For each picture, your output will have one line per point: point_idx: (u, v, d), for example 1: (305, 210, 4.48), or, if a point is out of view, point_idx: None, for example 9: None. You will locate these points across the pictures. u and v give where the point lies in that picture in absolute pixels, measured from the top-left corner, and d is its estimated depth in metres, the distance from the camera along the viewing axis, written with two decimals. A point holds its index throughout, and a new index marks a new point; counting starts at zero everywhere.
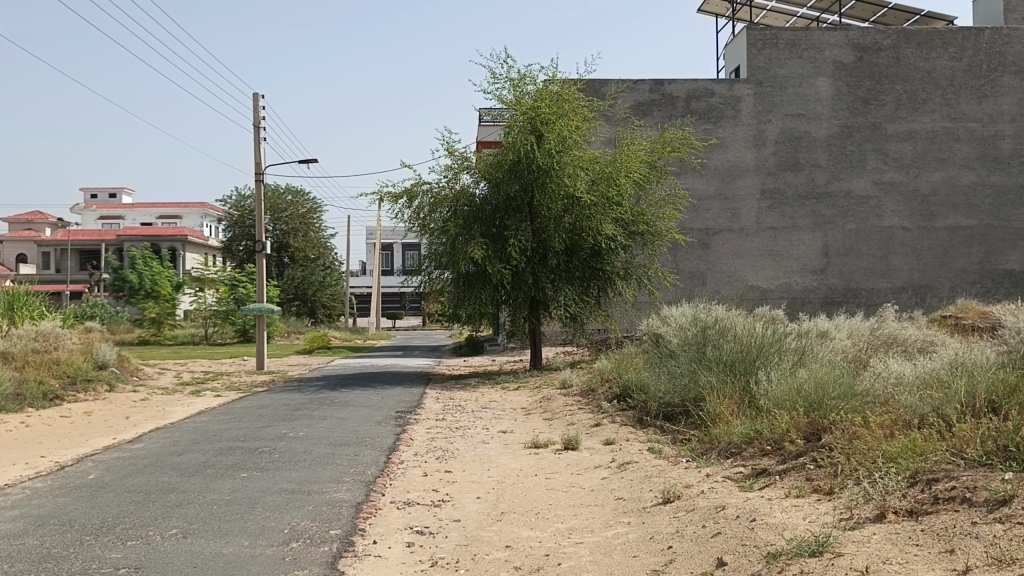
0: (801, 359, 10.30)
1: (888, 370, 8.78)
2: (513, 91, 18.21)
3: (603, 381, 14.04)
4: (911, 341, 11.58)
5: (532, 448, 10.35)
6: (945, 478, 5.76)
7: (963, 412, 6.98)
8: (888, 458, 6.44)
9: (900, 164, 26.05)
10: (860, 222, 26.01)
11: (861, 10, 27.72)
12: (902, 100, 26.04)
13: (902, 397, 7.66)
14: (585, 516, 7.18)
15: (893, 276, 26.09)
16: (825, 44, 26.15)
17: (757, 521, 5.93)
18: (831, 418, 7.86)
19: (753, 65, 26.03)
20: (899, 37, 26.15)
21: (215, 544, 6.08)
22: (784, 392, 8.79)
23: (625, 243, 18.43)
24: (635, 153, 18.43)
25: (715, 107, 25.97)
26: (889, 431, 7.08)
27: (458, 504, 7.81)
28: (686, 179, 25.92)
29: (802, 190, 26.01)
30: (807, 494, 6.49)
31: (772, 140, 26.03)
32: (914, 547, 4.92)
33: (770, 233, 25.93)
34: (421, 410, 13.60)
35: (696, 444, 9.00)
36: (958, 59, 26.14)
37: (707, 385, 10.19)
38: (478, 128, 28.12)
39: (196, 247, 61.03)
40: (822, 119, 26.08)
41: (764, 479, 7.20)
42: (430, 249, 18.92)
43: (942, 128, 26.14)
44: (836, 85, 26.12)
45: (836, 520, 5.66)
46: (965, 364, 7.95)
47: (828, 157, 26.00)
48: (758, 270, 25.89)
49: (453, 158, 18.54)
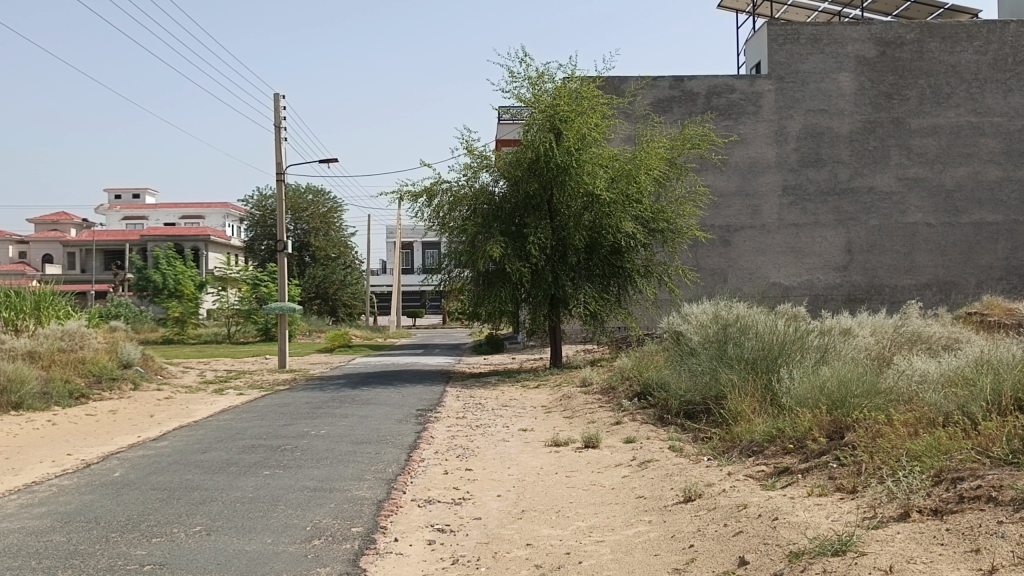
0: (823, 356, 10.22)
1: (912, 367, 8.68)
2: (531, 89, 18.20)
3: (624, 379, 14.01)
4: (936, 338, 11.42)
5: (553, 446, 10.35)
6: (970, 477, 5.69)
7: (988, 410, 6.90)
8: (912, 457, 6.38)
9: (924, 159, 25.74)
10: (883, 218, 25.76)
11: (884, 4, 27.41)
12: (926, 95, 25.74)
13: (927, 395, 7.58)
14: (606, 514, 7.17)
15: (917, 273, 25.77)
16: (847, 38, 25.87)
17: (779, 520, 5.90)
18: (855, 416, 7.80)
19: (774, 61, 25.82)
20: (922, 31, 25.83)
21: (238, 541, 6.13)
22: (806, 389, 8.74)
23: (645, 241, 18.37)
24: (655, 150, 18.33)
25: (736, 103, 25.77)
26: (913, 429, 7.01)
27: (479, 502, 7.83)
28: (706, 176, 25.76)
29: (825, 186, 25.79)
30: (830, 493, 6.44)
31: (794, 135, 25.84)
32: (938, 547, 4.87)
33: (792, 229, 25.73)
34: (442, 408, 13.63)
35: (718, 443, 8.96)
36: (983, 52, 25.77)
37: (729, 382, 10.16)
38: (497, 127, 28.12)
39: (218, 247, 61.54)
40: (845, 114, 25.82)
41: (787, 478, 7.15)
42: (450, 247, 18.97)
43: (967, 123, 25.79)
44: (859, 80, 25.86)
45: (859, 519, 5.62)
46: (991, 361, 7.83)
47: (850, 153, 25.76)
48: (780, 268, 25.69)
49: (472, 157, 18.54)
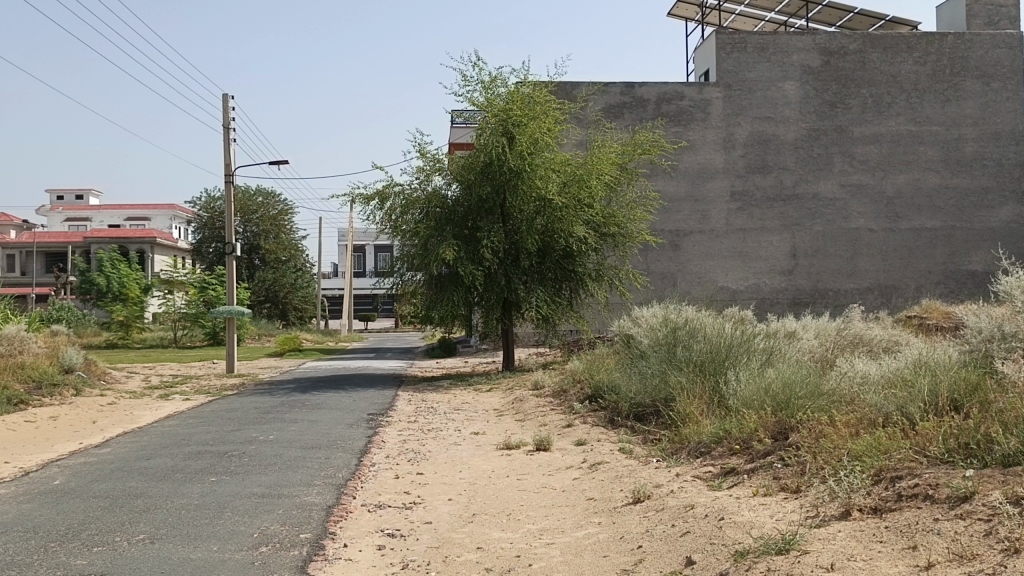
0: (769, 359, 10.43)
1: (854, 369, 8.90)
2: (484, 93, 18.23)
3: (575, 382, 14.13)
4: (876, 340, 11.74)
5: (504, 449, 10.38)
6: (908, 476, 5.86)
7: (926, 411, 7.11)
8: (853, 456, 6.56)
9: (866, 166, 26.44)
10: (827, 224, 26.38)
11: (828, 14, 28.08)
12: (867, 104, 26.45)
13: (868, 396, 7.78)
14: (556, 517, 7.21)
15: (859, 277, 26.43)
16: (792, 47, 26.42)
17: (725, 520, 6.01)
18: (798, 417, 7.98)
19: (723, 68, 26.25)
20: (864, 42, 26.54)
21: (183, 549, 6.02)
22: (752, 391, 8.91)
23: (597, 245, 18.52)
24: (606, 155, 18.51)
25: (686, 110, 26.15)
26: (854, 430, 7.20)
27: (430, 506, 7.81)
28: (657, 181, 26.10)
29: (771, 192, 26.31)
30: (774, 492, 6.58)
31: (741, 142, 26.30)
32: (878, 544, 5.01)
33: (740, 234, 26.19)
34: (394, 412, 13.56)
35: (667, 444, 9.08)
36: (922, 63, 26.56)
37: (678, 385, 10.31)
38: (450, 130, 28.10)
39: (165, 250, 60.34)
40: (790, 122, 26.38)
41: (733, 479, 7.28)
42: (402, 251, 18.88)
43: (906, 131, 26.54)
44: (804, 89, 26.44)
45: (802, 518, 5.75)
46: (929, 363, 8.07)
47: (795, 160, 26.33)
48: (728, 272, 26.14)
49: (425, 160, 18.50)
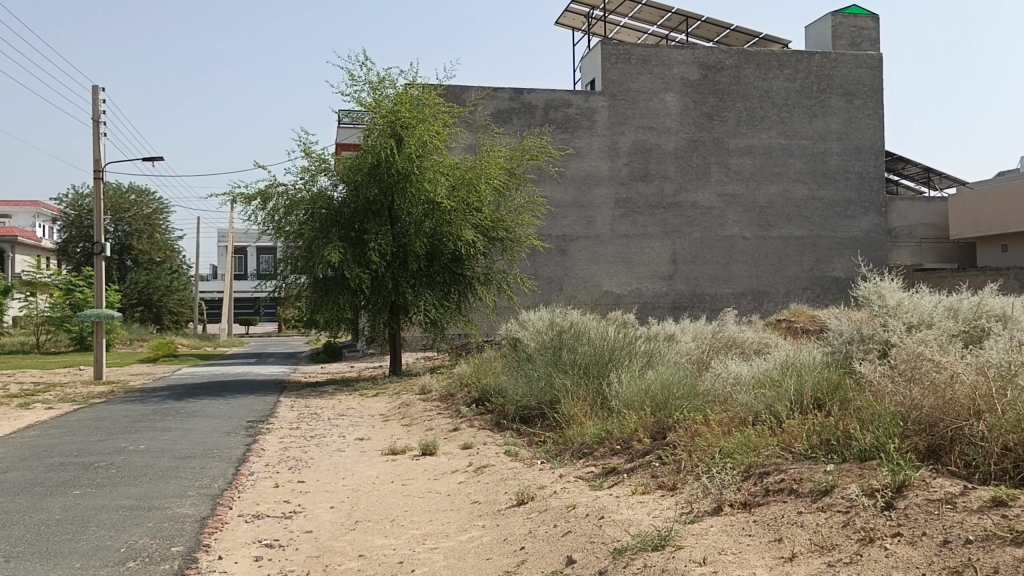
0: (650, 361, 10.76)
1: (728, 370, 9.29)
2: (372, 94, 18.01)
3: (462, 386, 14.13)
4: (749, 342, 12.32)
5: (390, 454, 10.26)
6: (775, 471, 6.17)
7: (792, 409, 7.51)
8: (725, 453, 6.85)
9: (741, 176, 27.70)
10: (705, 231, 27.45)
11: (706, 30, 29.29)
12: (742, 117, 27.73)
13: (740, 395, 8.14)
14: (440, 521, 7.19)
15: (734, 282, 27.62)
16: (673, 61, 27.39)
17: (605, 519, 6.15)
18: (676, 417, 8.26)
19: (608, 78, 26.91)
20: (740, 58, 27.83)
21: (40, 568, 5.64)
22: (633, 392, 9.16)
23: (484, 249, 18.59)
24: (495, 160, 18.63)
25: (572, 117, 26.65)
26: (726, 428, 7.51)
27: (311, 514, 7.63)
28: (544, 187, 26.47)
29: (653, 200, 27.16)
30: (652, 490, 6.79)
31: (625, 150, 27.04)
32: (747, 538, 5.24)
33: (623, 240, 26.90)
34: (275, 419, 13.17)
35: (551, 446, 9.21)
36: (792, 80, 28.10)
37: (562, 387, 10.49)
38: (338, 131, 27.59)
39: (27, 249, 56.52)
40: (671, 132, 27.32)
41: (613, 478, 7.46)
42: (286, 252, 18.41)
43: (777, 144, 27.99)
44: (684, 101, 27.45)
45: (677, 514, 5.96)
46: (796, 363, 8.53)
47: (676, 169, 27.30)
48: (612, 276, 26.78)
49: (310, 160, 18.09)
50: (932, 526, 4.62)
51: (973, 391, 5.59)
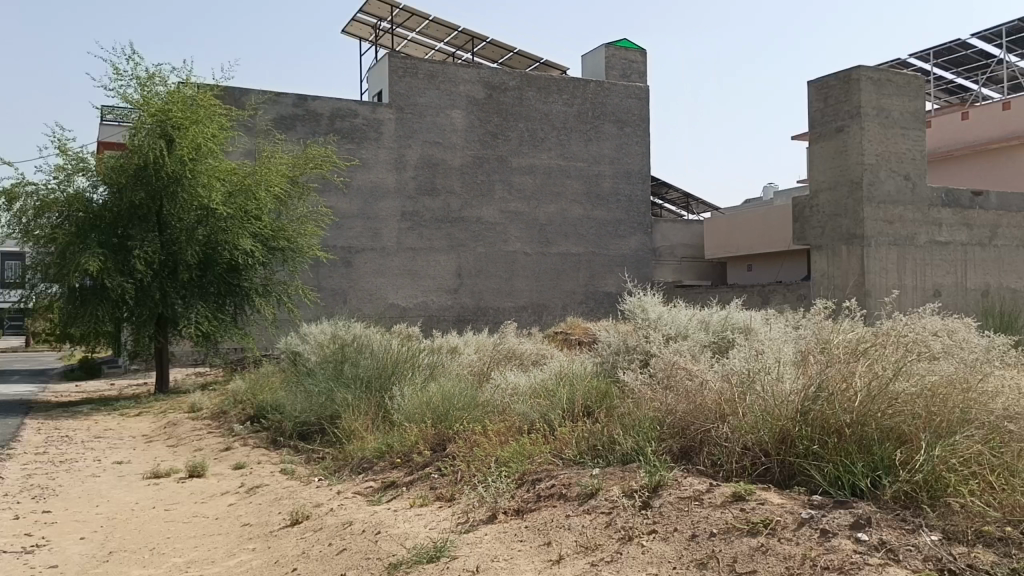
0: (432, 373, 10.83)
1: (505, 382, 9.55)
2: (139, 90, 16.73)
3: (236, 403, 13.43)
4: (526, 354, 12.77)
5: (152, 478, 9.49)
6: (546, 478, 6.42)
7: (564, 417, 7.86)
8: (500, 463, 7.03)
9: (523, 195, 28.73)
10: (488, 246, 28.17)
11: (491, 51, 30.20)
12: (524, 137, 28.82)
13: (516, 406, 8.40)
14: (206, 546, 6.76)
15: (515, 296, 28.52)
16: (459, 78, 27.91)
17: (381, 534, 6.08)
18: (455, 428, 8.37)
19: (395, 91, 26.87)
20: (522, 80, 28.94)
21: None
22: (414, 405, 9.16)
23: (264, 259, 17.80)
24: (276, 167, 17.97)
25: (358, 128, 26.36)
26: (503, 437, 7.71)
27: (57, 548, 6.87)
28: (330, 197, 25.93)
29: (439, 214, 27.44)
30: (429, 502, 6.81)
31: (412, 164, 27.15)
32: (518, 544, 5.40)
33: (409, 253, 26.94)
34: (16, 444, 11.76)
35: (330, 462, 8.98)
36: (570, 105, 29.64)
37: (343, 402, 10.27)
38: (100, 128, 25.36)
39: None
40: (457, 148, 27.80)
41: (392, 492, 7.41)
42: (35, 259, 16.62)
43: (556, 165, 29.36)
44: (469, 118, 28.04)
45: (452, 525, 6.02)
46: (569, 374, 8.95)
47: (461, 184, 27.78)
48: (398, 289, 26.72)
49: (65, 158, 16.45)
50: (682, 522, 5.01)
51: (718, 396, 6.14)
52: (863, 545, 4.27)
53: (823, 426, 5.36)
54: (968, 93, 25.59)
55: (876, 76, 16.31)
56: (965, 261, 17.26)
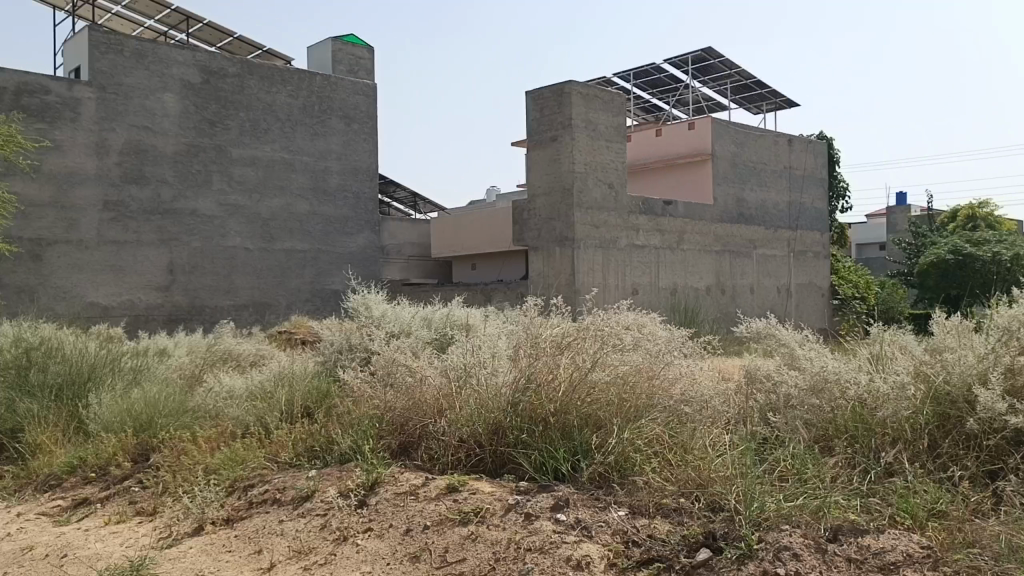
0: (136, 378, 9.92)
1: (220, 385, 9.00)
2: None
3: None
4: (244, 355, 12.16)
5: None
6: (259, 483, 6.16)
7: (281, 419, 7.60)
8: (210, 470, 6.62)
9: (244, 187, 25.76)
10: (205, 241, 24.91)
11: (209, 35, 28.39)
12: (245, 127, 25.83)
13: (231, 410, 7.96)
14: None
15: (235, 294, 25.43)
16: (172, 60, 24.31)
17: (68, 557, 5.46)
18: (161, 437, 7.74)
19: (96, 68, 22.82)
20: (242, 67, 25.88)
21: None
22: (113, 412, 8.33)
23: None
24: None
25: (51, 106, 22.24)
26: (215, 443, 7.27)
27: None
28: (12, 184, 21.83)
29: (147, 205, 23.86)
30: (129, 518, 6.23)
31: (116, 149, 23.39)
32: (227, 555, 5.14)
33: (112, 247, 23.27)
34: None
35: (9, 481, 7.87)
36: (295, 96, 27.10)
37: (26, 413, 9.05)
38: None
39: None
40: (169, 135, 24.25)
41: (84, 509, 6.68)
42: None
43: (280, 158, 26.76)
44: (184, 103, 24.54)
45: (153, 540, 5.57)
46: (289, 374, 8.66)
47: (174, 174, 24.36)
48: (97, 286, 23.01)
49: None
50: (397, 518, 5.06)
51: (436, 391, 6.28)
52: (563, 525, 4.59)
53: (530, 415, 5.69)
54: (661, 112, 28.60)
55: (585, 91, 17.69)
56: (658, 263, 19.21)
